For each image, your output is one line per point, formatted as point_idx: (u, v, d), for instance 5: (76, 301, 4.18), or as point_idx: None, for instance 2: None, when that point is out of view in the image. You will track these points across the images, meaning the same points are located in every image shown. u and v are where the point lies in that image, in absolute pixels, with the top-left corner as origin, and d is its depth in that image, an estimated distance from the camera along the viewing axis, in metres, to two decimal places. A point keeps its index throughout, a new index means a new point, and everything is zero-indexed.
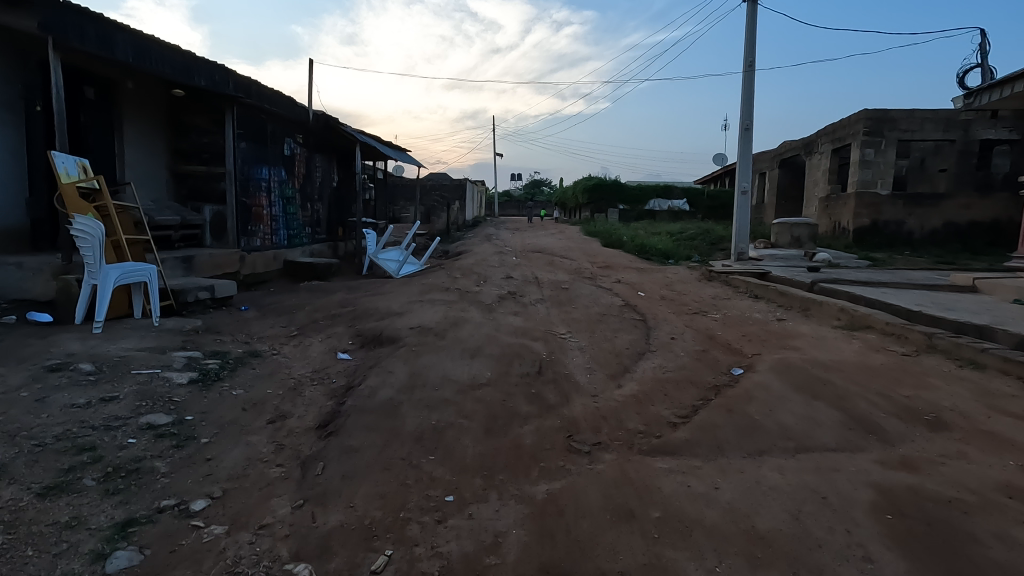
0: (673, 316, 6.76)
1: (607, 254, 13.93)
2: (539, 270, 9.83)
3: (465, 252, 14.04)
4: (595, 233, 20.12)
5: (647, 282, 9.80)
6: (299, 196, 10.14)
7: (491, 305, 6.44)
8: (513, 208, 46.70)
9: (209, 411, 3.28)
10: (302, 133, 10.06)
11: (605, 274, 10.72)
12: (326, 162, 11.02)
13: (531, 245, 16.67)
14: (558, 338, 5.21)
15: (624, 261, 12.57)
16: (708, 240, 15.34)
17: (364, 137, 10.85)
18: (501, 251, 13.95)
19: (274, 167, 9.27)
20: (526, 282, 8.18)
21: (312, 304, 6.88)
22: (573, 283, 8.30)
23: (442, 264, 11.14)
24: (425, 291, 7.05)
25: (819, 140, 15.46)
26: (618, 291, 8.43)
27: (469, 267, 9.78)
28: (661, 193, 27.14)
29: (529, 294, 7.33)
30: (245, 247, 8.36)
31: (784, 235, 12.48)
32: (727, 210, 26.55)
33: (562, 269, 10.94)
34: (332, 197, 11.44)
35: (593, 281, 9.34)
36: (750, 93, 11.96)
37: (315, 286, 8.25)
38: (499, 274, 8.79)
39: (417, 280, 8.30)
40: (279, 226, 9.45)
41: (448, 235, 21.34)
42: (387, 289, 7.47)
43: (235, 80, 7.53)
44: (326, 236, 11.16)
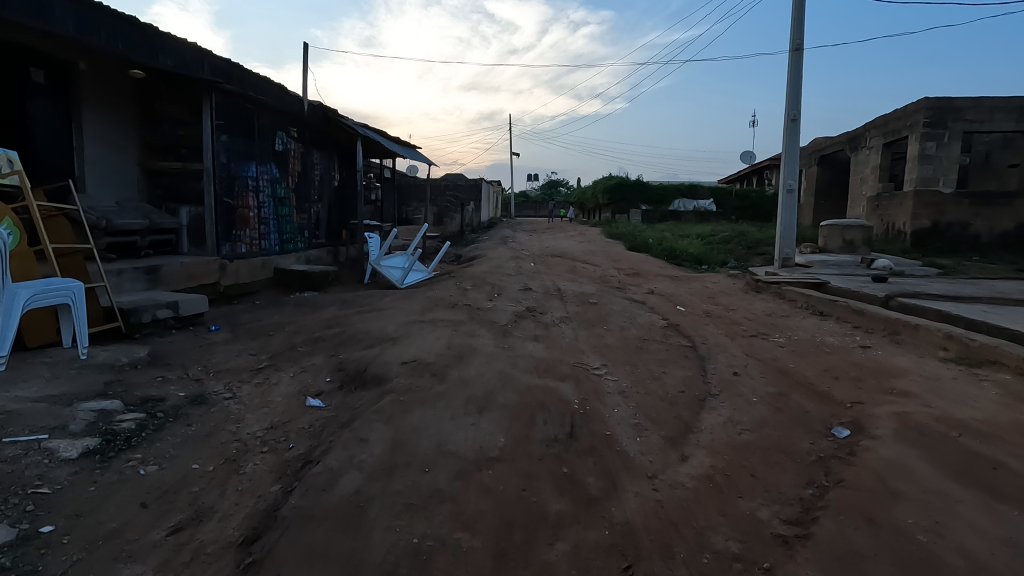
0: (727, 341, 5.57)
1: (634, 260, 12.73)
2: (561, 280, 8.70)
3: (479, 256, 12.94)
4: (618, 236, 18.89)
5: (685, 293, 8.58)
6: (293, 196, 9.13)
7: (506, 327, 5.34)
8: (529, 209, 45.58)
9: (84, 514, 2.21)
10: (298, 126, 9.06)
11: (634, 283, 9.52)
12: (325, 159, 10.02)
13: (550, 249, 15.52)
14: (592, 377, 4.06)
15: (654, 268, 11.38)
16: (743, 244, 14.03)
17: (368, 131, 9.83)
18: (517, 256, 12.81)
19: (263, 164, 8.26)
20: (547, 295, 7.04)
21: (296, 323, 5.84)
22: (601, 296, 7.15)
23: (454, 271, 10.06)
24: (428, 308, 5.97)
25: (868, 134, 14.05)
26: (653, 306, 7.26)
27: (483, 276, 8.70)
28: (687, 193, 25.76)
29: (551, 311, 6.20)
30: (227, 254, 7.36)
31: (834, 238, 11.15)
32: (757, 210, 25.10)
33: (586, 278, 9.78)
34: (333, 196, 10.46)
35: (623, 293, 8.16)
36: (797, 80, 10.65)
37: (306, 299, 7.24)
38: (516, 285, 7.67)
39: (422, 292, 7.23)
40: (269, 230, 8.45)
41: (462, 238, 20.27)
42: (386, 305, 6.40)
43: (210, 62, 6.51)
44: (326, 240, 10.18)
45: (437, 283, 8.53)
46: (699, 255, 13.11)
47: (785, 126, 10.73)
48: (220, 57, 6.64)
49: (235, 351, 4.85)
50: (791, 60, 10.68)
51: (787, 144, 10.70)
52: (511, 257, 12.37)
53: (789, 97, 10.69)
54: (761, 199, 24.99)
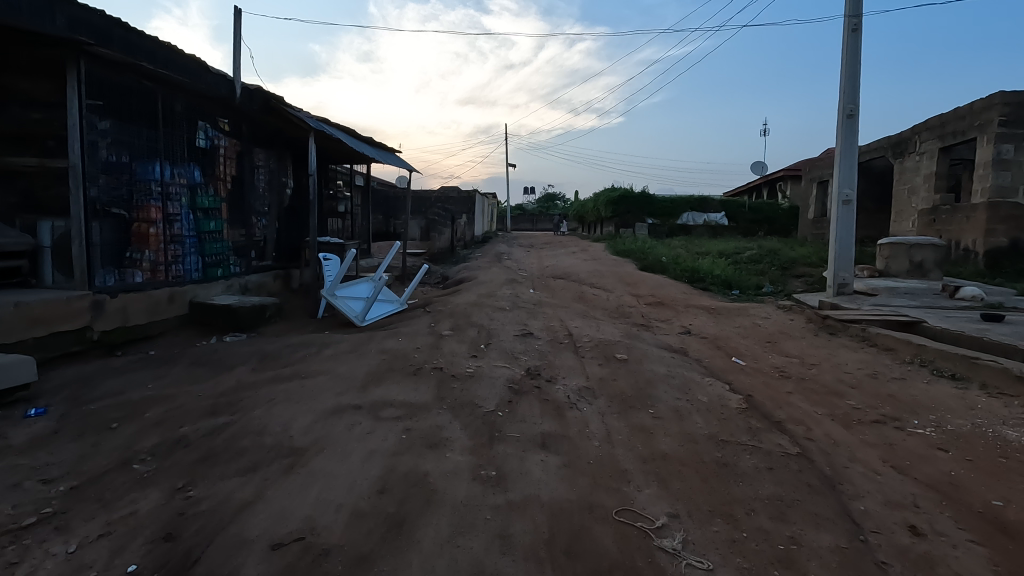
0: (842, 432, 3.56)
1: (652, 284, 10.76)
2: (570, 316, 6.73)
3: (469, 279, 10.93)
4: (626, 254, 16.92)
5: (732, 333, 6.58)
6: (225, 206, 7.11)
7: (497, 415, 3.32)
8: (526, 222, 43.79)
9: None
10: (233, 117, 7.09)
11: (662, 318, 7.51)
12: (271, 160, 8.05)
13: (551, 269, 13.55)
14: (663, 568, 2.03)
15: (678, 296, 9.40)
16: (775, 264, 12.12)
17: (327, 126, 7.87)
18: (513, 279, 10.83)
19: (177, 164, 6.26)
20: (555, 346, 5.03)
21: (174, 400, 3.80)
22: (632, 345, 5.15)
23: (435, 300, 8.07)
24: (380, 375, 3.94)
25: (918, 137, 12.18)
26: (702, 360, 5.26)
27: (470, 310, 6.69)
28: (696, 206, 23.88)
29: (565, 377, 4.17)
30: (111, 286, 5.33)
31: (898, 259, 9.18)
32: (772, 224, 23.32)
33: (600, 310, 7.79)
34: (282, 208, 8.50)
35: (654, 336, 6.15)
36: (853, 67, 8.78)
37: (221, 348, 5.21)
38: (511, 327, 5.66)
39: (383, 339, 5.22)
40: (187, 251, 6.42)
41: (453, 255, 18.32)
42: (322, 364, 4.36)
43: (69, 15, 4.53)
44: (271, 262, 8.19)
45: (410, 319, 6.51)
46: (727, 279, 11.16)
47: (839, 124, 8.83)
48: (89, 9, 4.68)
49: (24, 471, 2.80)
50: (845, 43, 8.82)
51: (843, 147, 8.78)
52: (506, 281, 10.39)
53: (844, 88, 8.81)
54: (776, 213, 23.23)
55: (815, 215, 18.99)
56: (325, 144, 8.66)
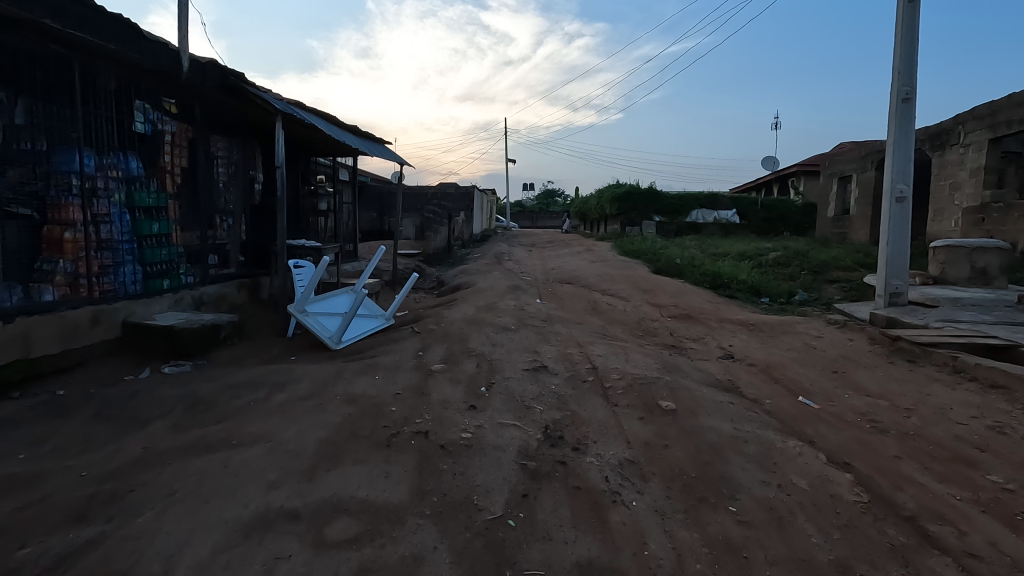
0: (1015, 540, 2.42)
1: (671, 290, 9.62)
2: (589, 337, 5.59)
3: (467, 286, 9.78)
4: (636, 255, 15.77)
5: (785, 358, 5.44)
6: (173, 204, 5.92)
7: (506, 529, 2.17)
8: (525, 220, 42.62)
9: None
10: (182, 97, 5.90)
11: (694, 337, 6.38)
12: (232, 150, 6.87)
13: (558, 272, 12.40)
14: None
15: (704, 307, 8.28)
16: (805, 266, 11.02)
17: (298, 110, 6.70)
18: (517, 285, 9.69)
19: (108, 153, 5.08)
20: (578, 388, 3.88)
21: (43, 485, 2.65)
22: (676, 384, 4.01)
23: (428, 314, 6.93)
24: (339, 446, 2.80)
25: (962, 128, 11.04)
26: (764, 402, 4.11)
27: (468, 330, 5.54)
28: (706, 203, 22.73)
29: (598, 443, 3.03)
30: (6, 308, 4.13)
31: (957, 265, 8.04)
32: (785, 222, 22.22)
33: (619, 326, 6.66)
34: (247, 206, 7.31)
35: (694, 364, 5.00)
36: (910, 43, 7.63)
37: (147, 389, 4.06)
38: (520, 357, 4.51)
39: (355, 376, 4.07)
40: (124, 259, 5.22)
41: (450, 255, 17.18)
42: (266, 422, 3.21)
43: None
44: (234, 269, 7.01)
45: (394, 341, 5.36)
46: (755, 284, 10.06)
47: (893, 109, 7.69)
48: None
49: None
50: (900, 16, 7.67)
51: (897, 136, 7.65)
52: (507, 287, 9.27)
53: (899, 68, 7.66)
54: (790, 210, 22.12)
55: (835, 212, 17.86)
56: (298, 132, 7.49)
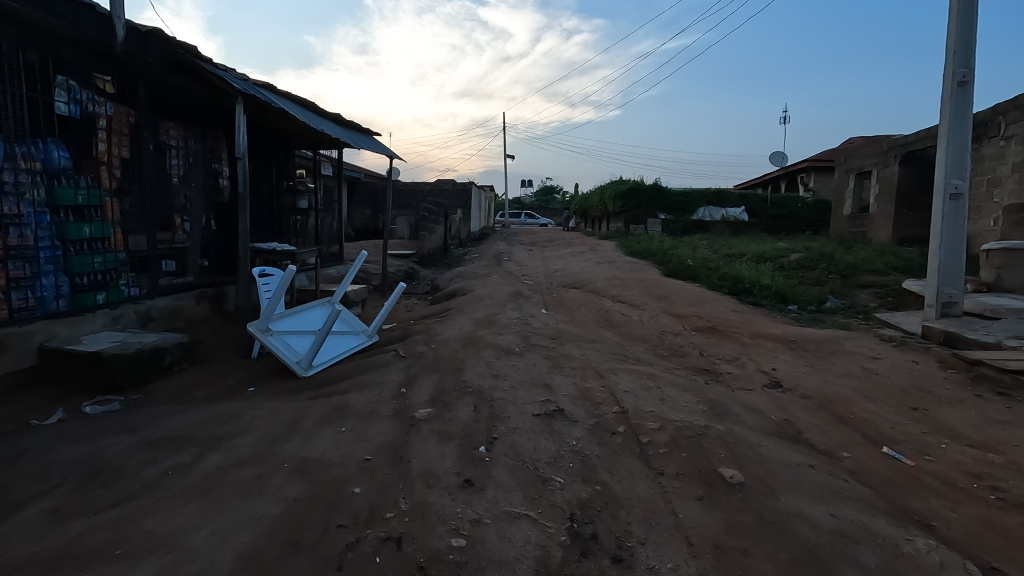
0: None
1: (689, 298, 8.70)
2: (609, 361, 4.67)
3: (463, 292, 8.85)
4: (643, 255, 14.85)
5: (845, 387, 4.53)
6: (113, 202, 4.97)
7: None
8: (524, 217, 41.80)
9: None
10: (120, 75, 4.95)
11: (727, 358, 5.47)
12: (188, 138, 5.91)
13: (562, 275, 11.48)
14: None
15: (730, 317, 7.37)
16: (832, 269, 10.12)
17: (265, 92, 5.75)
18: (519, 291, 8.76)
19: (19, 138, 4.12)
20: (608, 445, 2.95)
21: None
22: (733, 438, 3.09)
23: (418, 328, 6.00)
24: (268, 570, 1.87)
25: (1004, 118, 10.12)
26: (844, 459, 3.19)
27: (464, 353, 4.62)
28: (714, 200, 21.80)
29: (650, 550, 2.11)
30: None
31: (1016, 270, 7.14)
32: (796, 220, 21.32)
33: (640, 345, 5.73)
34: (208, 204, 6.34)
35: (741, 399, 4.08)
36: (968, 18, 6.71)
37: (45, 444, 3.12)
38: (528, 396, 3.59)
39: (316, 426, 3.13)
40: (44, 269, 4.29)
41: (446, 255, 16.23)
42: (176, 513, 2.27)
43: None
44: (192, 278, 6.05)
45: (374, 368, 4.43)
46: (780, 290, 9.15)
47: (947, 94, 6.79)
48: None
49: None
50: None
51: (952, 124, 6.73)
52: (507, 294, 8.34)
53: (954, 46, 6.75)
54: (801, 208, 21.25)
55: (852, 210, 16.96)
56: (267, 118, 6.52)
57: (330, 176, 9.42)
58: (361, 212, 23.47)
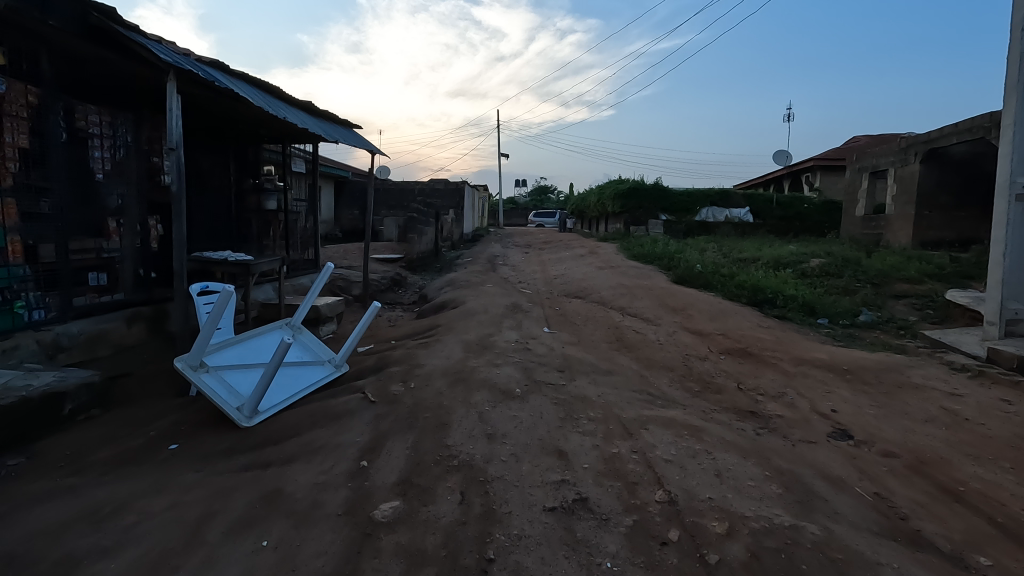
0: None
1: (708, 311, 7.77)
2: (633, 405, 3.70)
3: (453, 305, 7.84)
4: (648, 259, 13.90)
5: (935, 439, 3.57)
6: (7, 202, 3.93)
7: None
8: (518, 217, 40.81)
9: None
10: (17, 42, 3.95)
11: (771, 393, 4.51)
12: (116, 125, 4.89)
13: (563, 283, 10.51)
14: None
15: (759, 335, 6.44)
16: (860, 276, 9.19)
17: (206, 71, 4.77)
18: (516, 303, 7.78)
19: None
20: (661, 572, 1.97)
21: None
22: (837, 550, 2.12)
23: (397, 355, 5.00)
24: None
25: None
26: (990, 572, 2.23)
27: (449, 397, 3.62)
28: (718, 200, 20.87)
29: None
30: None
31: None
32: (803, 221, 20.47)
33: (664, 376, 4.77)
34: (147, 204, 5.31)
35: (811, 463, 3.12)
36: None
37: None
38: (535, 474, 2.60)
39: (223, 538, 2.12)
40: None
41: (437, 259, 15.22)
42: None
43: None
44: (123, 294, 5.01)
45: (332, 421, 3.43)
46: (807, 301, 8.22)
47: (1013, 77, 5.85)
48: None
49: None
50: None
51: (1018, 114, 5.81)
52: (503, 307, 7.36)
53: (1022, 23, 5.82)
54: (808, 208, 20.41)
55: (866, 211, 16.10)
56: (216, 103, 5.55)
57: (301, 173, 8.40)
58: (351, 212, 22.69)
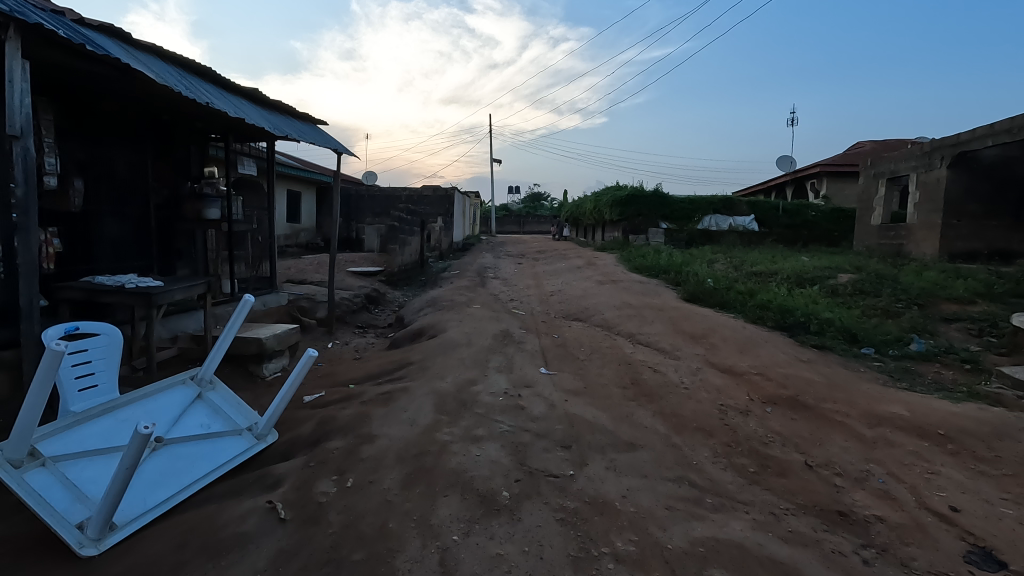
0: None
1: (733, 339, 6.59)
2: (678, 520, 2.47)
3: (432, 332, 6.60)
4: (652, 271, 12.75)
5: None
6: None
7: None
8: (511, 224, 39.72)
9: None
10: None
11: (853, 474, 3.31)
12: None
13: (560, 301, 9.30)
14: None
15: (804, 375, 5.26)
16: (900, 295, 8.05)
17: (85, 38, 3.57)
18: (508, 329, 6.57)
19: None
20: None
21: None
22: None
23: (345, 414, 3.76)
24: None
25: None
26: None
27: (401, 513, 2.39)
28: (721, 208, 19.79)
29: None
30: None
31: None
32: (810, 230, 19.43)
33: (703, 446, 3.56)
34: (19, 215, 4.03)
35: None
36: None
37: None
38: None
39: None
40: None
41: (423, 271, 13.98)
42: None
43: None
44: None
45: (210, 561, 2.17)
46: (847, 326, 7.05)
47: None
48: None
49: None
50: None
51: None
52: (491, 335, 6.15)
53: None
54: (816, 216, 19.39)
55: (883, 220, 15.08)
56: (112, 79, 4.48)
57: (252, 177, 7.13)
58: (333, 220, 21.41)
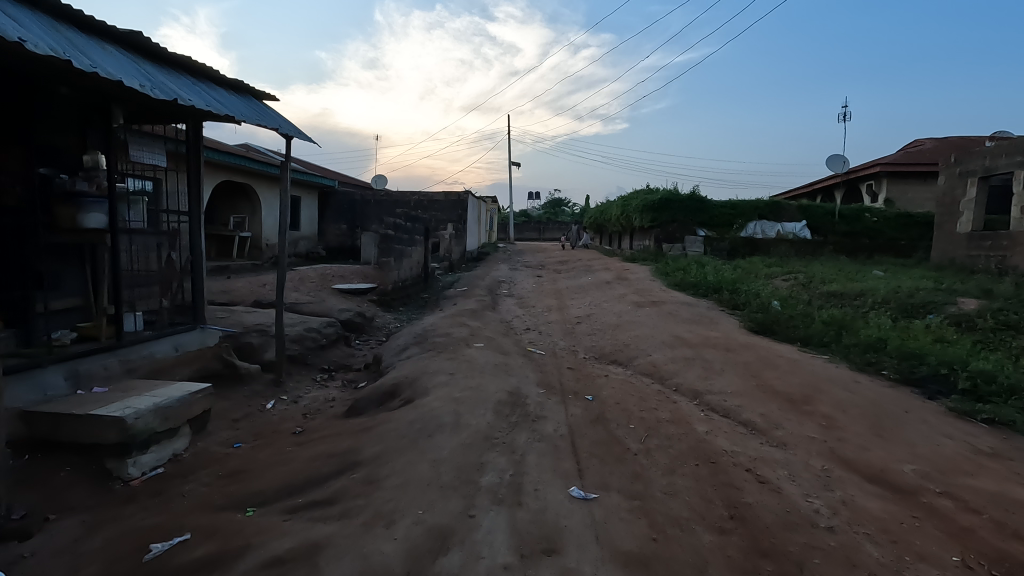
0: None
1: (854, 409, 4.42)
2: None
3: (409, 393, 4.55)
4: (698, 289, 10.55)
5: None
6: None
7: None
8: (532, 230, 37.72)
9: None
10: None
11: None
12: None
13: (589, 335, 7.21)
14: None
15: (1020, 496, 3.09)
16: None
17: None
18: (519, 389, 4.52)
19: None
20: None
21: None
22: None
23: None
24: None
25: None
26: None
27: None
28: (767, 213, 17.48)
29: None
30: None
31: None
32: (872, 238, 16.99)
33: None
34: None
35: None
36: None
37: None
38: None
39: None
40: None
41: (426, 287, 12.01)
42: None
43: None
44: None
45: None
46: (1018, 386, 4.80)
47: None
48: None
49: None
50: None
51: None
52: (493, 403, 4.10)
53: None
54: (878, 222, 16.97)
55: (972, 226, 12.65)
56: None
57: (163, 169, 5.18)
58: (337, 227, 19.58)
